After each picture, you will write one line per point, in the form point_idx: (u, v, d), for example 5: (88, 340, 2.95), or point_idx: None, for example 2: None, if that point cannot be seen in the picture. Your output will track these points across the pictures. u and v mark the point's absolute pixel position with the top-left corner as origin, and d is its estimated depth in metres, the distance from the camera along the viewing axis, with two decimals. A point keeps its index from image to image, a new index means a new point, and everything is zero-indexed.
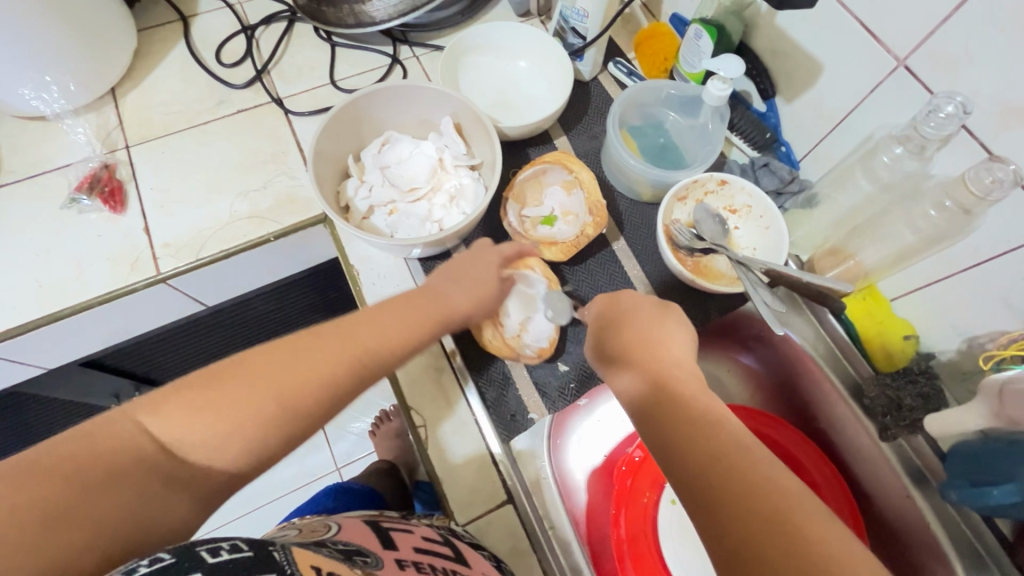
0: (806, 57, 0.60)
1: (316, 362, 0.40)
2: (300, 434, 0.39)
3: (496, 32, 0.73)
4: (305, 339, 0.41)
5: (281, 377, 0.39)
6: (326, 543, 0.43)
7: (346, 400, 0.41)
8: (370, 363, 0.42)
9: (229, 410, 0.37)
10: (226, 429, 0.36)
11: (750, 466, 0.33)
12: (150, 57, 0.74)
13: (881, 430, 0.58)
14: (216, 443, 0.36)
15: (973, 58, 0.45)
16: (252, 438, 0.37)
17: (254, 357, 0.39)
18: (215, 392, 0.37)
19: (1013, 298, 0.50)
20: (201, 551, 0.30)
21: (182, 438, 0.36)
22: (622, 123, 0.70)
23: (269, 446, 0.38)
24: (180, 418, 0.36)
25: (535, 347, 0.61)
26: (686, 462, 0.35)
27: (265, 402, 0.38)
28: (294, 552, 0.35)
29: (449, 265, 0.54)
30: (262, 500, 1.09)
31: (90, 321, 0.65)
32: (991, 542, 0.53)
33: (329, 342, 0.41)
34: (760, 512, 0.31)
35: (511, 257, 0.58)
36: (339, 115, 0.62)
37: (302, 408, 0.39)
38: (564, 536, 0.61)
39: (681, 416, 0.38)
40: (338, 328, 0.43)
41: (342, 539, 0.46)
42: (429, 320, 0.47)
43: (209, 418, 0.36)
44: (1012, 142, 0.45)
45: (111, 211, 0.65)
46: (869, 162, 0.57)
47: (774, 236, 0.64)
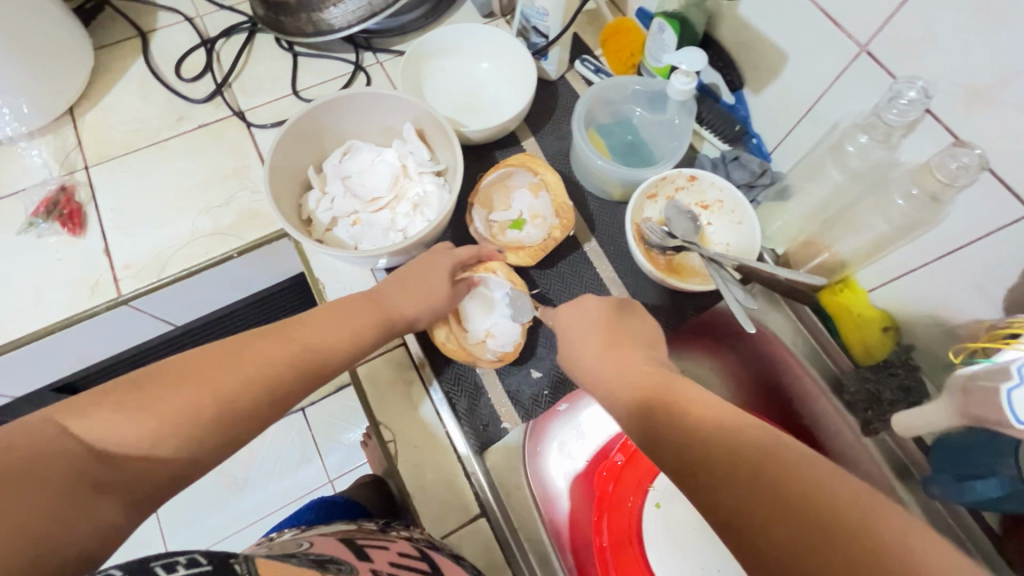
0: (770, 46, 0.58)
1: (258, 361, 0.42)
2: (237, 436, 0.40)
3: (457, 35, 0.72)
4: (246, 341, 0.43)
5: (223, 374, 0.40)
6: (296, 553, 0.41)
7: (282, 405, 0.43)
8: (312, 363, 0.45)
9: (170, 407, 0.37)
10: (167, 425, 0.37)
11: (765, 456, 0.31)
12: (108, 75, 0.73)
13: (864, 425, 0.58)
14: (153, 445, 0.36)
15: (934, 43, 0.44)
16: (191, 436, 0.38)
17: (197, 356, 0.41)
18: (158, 391, 0.38)
19: (988, 286, 0.48)
20: (155, 568, 0.28)
21: (114, 437, 0.35)
22: (590, 122, 0.69)
23: (206, 447, 0.39)
24: (118, 418, 0.36)
25: (497, 351, 0.60)
26: (698, 470, 0.32)
27: (202, 399, 0.39)
28: (258, 565, 0.33)
29: (400, 270, 0.56)
30: (252, 517, 1.05)
31: (53, 347, 0.64)
32: (980, 537, 0.52)
33: (271, 343, 0.44)
34: (764, 483, 0.30)
35: (465, 261, 0.59)
36: (297, 126, 0.60)
37: (242, 404, 0.40)
38: (543, 547, 0.60)
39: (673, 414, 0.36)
40: (278, 331, 0.45)
41: (315, 550, 0.44)
42: (372, 322, 0.51)
43: (146, 416, 0.37)
44: (979, 125, 0.44)
45: (70, 234, 0.64)
46: (838, 151, 0.55)
47: (746, 230, 0.62)
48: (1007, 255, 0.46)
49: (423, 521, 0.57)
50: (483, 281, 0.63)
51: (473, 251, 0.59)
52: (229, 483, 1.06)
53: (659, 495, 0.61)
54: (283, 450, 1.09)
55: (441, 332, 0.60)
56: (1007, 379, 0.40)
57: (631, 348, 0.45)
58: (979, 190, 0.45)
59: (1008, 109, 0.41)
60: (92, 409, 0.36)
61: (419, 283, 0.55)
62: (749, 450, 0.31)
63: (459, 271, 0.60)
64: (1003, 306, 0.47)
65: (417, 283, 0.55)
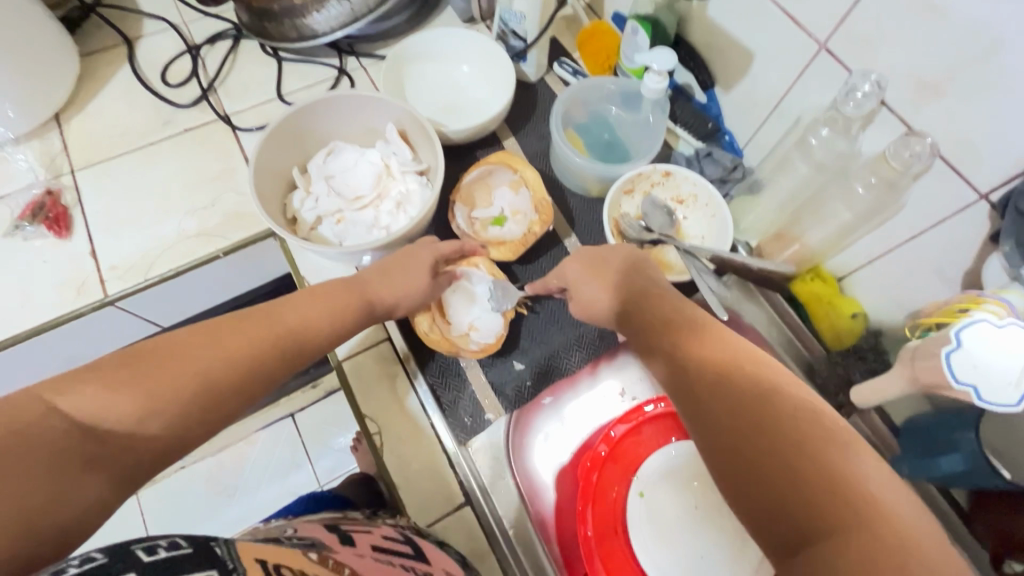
0: (737, 46, 0.60)
1: (246, 340, 0.43)
2: (223, 415, 0.42)
3: (438, 39, 0.74)
4: (231, 324, 0.44)
5: (212, 353, 0.41)
6: (280, 538, 0.42)
7: (266, 386, 0.45)
8: (299, 341, 0.47)
9: (157, 386, 0.38)
10: (154, 404, 0.38)
11: (785, 417, 0.33)
12: (94, 81, 0.74)
13: (837, 409, 0.60)
14: (141, 423, 0.37)
15: (885, 38, 0.46)
16: (177, 415, 0.39)
17: (183, 336, 0.42)
18: (145, 370, 0.39)
19: (946, 270, 0.50)
20: (136, 550, 0.29)
21: (102, 414, 0.36)
22: (568, 121, 0.71)
23: (192, 425, 0.39)
24: (104, 398, 0.37)
25: (480, 342, 0.61)
26: (720, 417, 0.35)
27: (188, 379, 0.40)
28: (239, 548, 0.34)
29: (381, 262, 0.57)
30: (241, 523, 1.05)
31: (39, 349, 0.64)
32: (950, 514, 0.55)
33: (256, 326, 0.45)
34: (769, 430, 0.33)
35: (447, 254, 0.60)
36: (280, 127, 0.62)
37: (227, 385, 0.41)
38: (529, 537, 0.60)
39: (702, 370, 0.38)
40: (263, 315, 0.46)
41: (299, 534, 0.45)
42: (355, 307, 0.52)
43: (133, 394, 0.37)
44: (929, 115, 0.46)
45: (56, 236, 0.65)
46: (803, 145, 0.57)
47: (719, 223, 0.65)
48: (961, 238, 0.48)
49: (409, 509, 0.58)
50: (466, 275, 0.64)
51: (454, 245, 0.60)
52: (218, 488, 1.06)
53: (642, 483, 0.62)
54: (274, 455, 1.09)
55: (423, 322, 0.61)
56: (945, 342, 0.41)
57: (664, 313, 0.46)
58: (932, 178, 0.48)
59: (953, 99, 0.44)
60: (76, 387, 0.36)
61: (402, 271, 0.56)
62: (771, 411, 0.33)
63: (441, 266, 0.61)
64: (960, 289, 0.50)
65: (399, 271, 0.56)
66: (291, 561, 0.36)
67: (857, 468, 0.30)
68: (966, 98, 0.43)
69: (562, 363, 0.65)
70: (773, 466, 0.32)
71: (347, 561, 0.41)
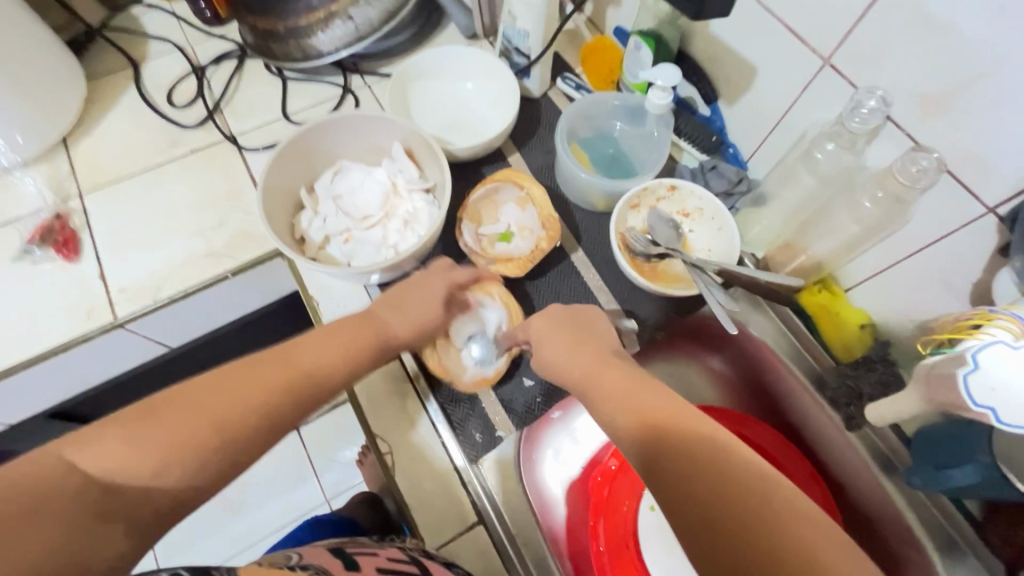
0: (739, 61, 0.61)
1: (259, 386, 0.44)
2: (241, 460, 0.42)
3: (442, 57, 0.74)
4: (244, 372, 0.44)
5: (226, 403, 0.42)
6: (289, 563, 0.42)
7: (282, 428, 0.45)
8: (312, 385, 0.47)
9: (172, 436, 0.39)
10: (171, 455, 0.38)
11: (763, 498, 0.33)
12: (101, 103, 0.75)
13: (848, 420, 0.60)
14: (158, 475, 0.38)
15: (889, 56, 0.47)
16: (192, 464, 0.39)
17: (198, 385, 0.42)
18: (159, 422, 0.39)
19: (955, 282, 0.50)
20: None
21: (118, 468, 0.37)
22: (573, 137, 0.72)
23: (209, 473, 0.40)
24: (123, 450, 0.37)
25: (476, 372, 0.62)
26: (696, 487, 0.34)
27: (203, 429, 0.40)
28: None
29: (394, 290, 0.58)
30: (248, 540, 1.04)
31: (48, 372, 0.64)
32: (963, 525, 0.55)
33: (270, 372, 0.45)
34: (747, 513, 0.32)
35: (460, 283, 0.60)
36: (288, 148, 0.62)
37: (241, 433, 0.42)
38: (541, 553, 0.60)
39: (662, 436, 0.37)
40: (275, 360, 0.47)
41: (305, 560, 0.44)
42: (368, 345, 0.52)
43: (149, 447, 0.38)
44: (934, 130, 0.47)
45: (65, 260, 0.65)
46: (809, 158, 0.58)
47: (727, 236, 0.65)
48: (969, 251, 0.48)
49: (421, 531, 0.58)
50: (479, 303, 0.64)
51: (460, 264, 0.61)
52: (224, 506, 1.06)
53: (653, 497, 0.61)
54: (278, 471, 1.08)
55: (427, 350, 0.62)
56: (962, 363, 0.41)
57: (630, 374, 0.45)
58: (938, 192, 0.48)
59: (959, 115, 0.44)
60: (93, 441, 0.37)
61: (416, 306, 0.57)
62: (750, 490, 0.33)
63: (455, 293, 0.61)
64: (970, 300, 0.50)
65: (408, 302, 0.57)
66: None
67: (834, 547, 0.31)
68: (972, 115, 0.44)
69: None
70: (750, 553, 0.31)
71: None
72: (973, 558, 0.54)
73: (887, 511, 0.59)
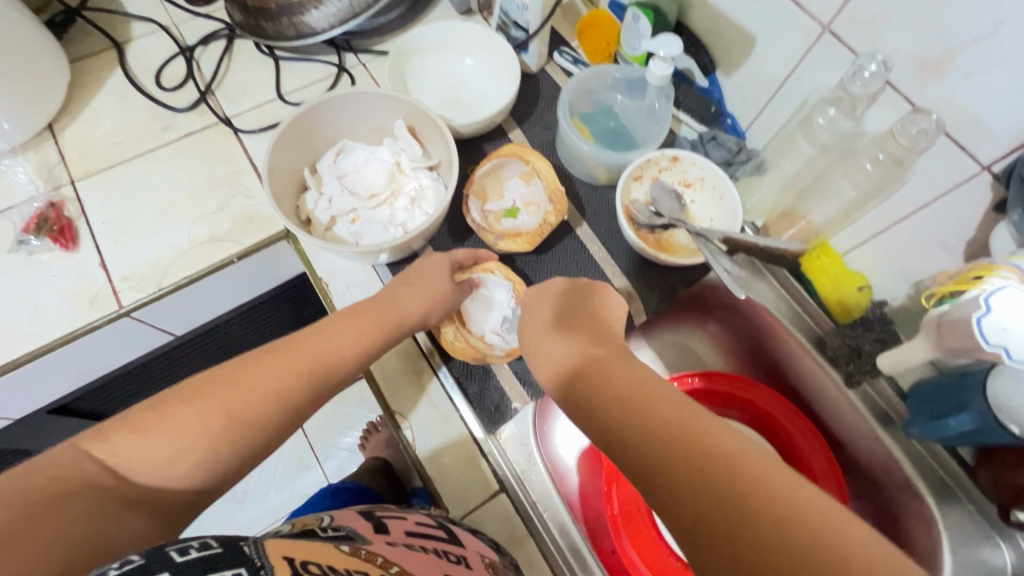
0: (739, 30, 0.62)
1: (269, 372, 0.44)
2: (256, 447, 0.42)
3: (438, 33, 0.73)
4: (254, 359, 0.44)
5: (236, 390, 0.42)
6: (315, 530, 0.42)
7: (297, 415, 0.45)
8: (323, 370, 0.47)
9: (185, 426, 0.39)
10: (184, 441, 0.39)
11: (693, 435, 0.32)
12: (86, 88, 0.72)
13: (847, 378, 0.64)
14: (171, 461, 0.38)
15: (889, 21, 0.48)
16: (205, 451, 0.39)
17: (210, 375, 0.43)
18: (173, 411, 0.39)
19: (950, 241, 0.53)
20: (169, 551, 0.29)
21: (134, 460, 0.37)
22: (573, 111, 0.72)
23: (224, 460, 0.40)
24: (136, 441, 0.38)
25: (505, 347, 0.62)
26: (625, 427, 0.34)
27: (214, 416, 0.40)
28: (266, 545, 0.34)
29: (404, 274, 0.59)
30: (257, 527, 1.05)
31: (53, 365, 0.63)
32: (958, 474, 0.58)
33: (284, 357, 0.45)
34: (668, 447, 0.31)
35: (461, 262, 0.62)
36: (290, 129, 0.61)
37: (253, 419, 0.42)
38: (560, 518, 0.62)
39: (616, 394, 0.36)
40: (287, 346, 0.46)
41: (335, 524, 0.46)
42: (380, 327, 0.52)
43: (162, 438, 0.38)
44: (933, 92, 0.48)
45: (62, 249, 0.63)
46: (808, 125, 0.59)
47: (728, 206, 0.66)
48: (965, 210, 0.50)
49: (445, 501, 0.59)
50: (484, 284, 0.65)
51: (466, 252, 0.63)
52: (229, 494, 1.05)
53: None
54: (281, 458, 1.08)
55: (448, 331, 0.63)
56: (975, 308, 0.43)
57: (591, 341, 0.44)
58: (935, 153, 0.50)
59: (956, 77, 0.46)
60: (111, 435, 0.38)
61: (424, 286, 0.57)
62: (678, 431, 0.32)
63: (455, 273, 0.63)
64: (964, 257, 0.52)
65: (416, 281, 0.57)
66: (330, 558, 0.36)
67: (758, 492, 0.28)
68: (969, 77, 0.45)
69: None
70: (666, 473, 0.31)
71: (380, 550, 0.42)
72: (967, 503, 0.58)
73: (884, 459, 0.63)
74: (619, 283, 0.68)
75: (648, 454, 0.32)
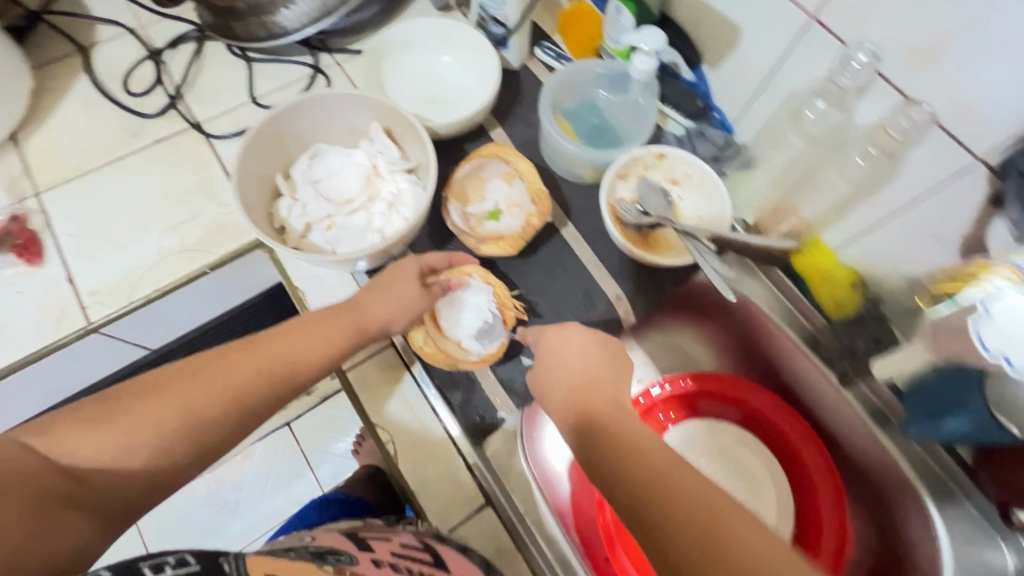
0: (724, 22, 0.59)
1: (227, 375, 0.42)
2: (210, 448, 0.40)
3: (415, 30, 0.71)
4: (210, 358, 0.43)
5: (193, 389, 0.40)
6: (295, 547, 0.41)
7: (252, 421, 0.43)
8: (283, 375, 0.45)
9: (136, 424, 0.37)
10: (132, 441, 0.37)
11: (676, 482, 0.35)
12: (51, 95, 0.70)
13: (842, 377, 0.62)
14: (119, 459, 0.36)
15: (879, 8, 0.46)
16: (155, 450, 0.38)
17: (175, 369, 0.41)
18: (124, 409, 0.38)
19: (945, 236, 0.51)
20: (142, 567, 0.27)
21: (84, 452, 0.36)
22: (556, 108, 0.70)
23: (176, 461, 0.39)
24: (83, 437, 0.36)
25: (478, 352, 0.61)
26: (617, 470, 0.37)
27: (168, 415, 0.39)
28: (248, 560, 0.32)
29: (375, 278, 0.56)
30: (247, 538, 1.02)
31: (22, 382, 0.61)
32: (956, 472, 0.56)
33: (242, 357, 0.44)
34: (653, 491, 0.35)
35: (432, 265, 0.59)
36: (260, 134, 0.59)
37: (207, 422, 0.40)
38: (548, 528, 0.60)
39: (616, 447, 0.39)
40: (247, 346, 0.45)
41: (316, 543, 0.44)
42: (345, 331, 0.50)
43: (115, 432, 0.37)
44: (925, 82, 0.46)
45: (27, 264, 0.61)
46: (797, 118, 0.57)
47: (717, 202, 0.64)
48: (959, 204, 0.48)
49: (429, 515, 0.57)
50: (461, 285, 0.62)
51: (439, 257, 0.60)
52: (218, 506, 1.03)
53: None
54: (271, 468, 1.06)
55: (418, 336, 0.61)
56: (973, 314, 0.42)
57: (594, 384, 0.45)
58: (929, 146, 0.48)
59: (948, 66, 0.44)
60: (57, 427, 0.36)
61: (390, 289, 0.55)
62: (662, 476, 0.36)
63: (428, 275, 0.60)
64: (960, 252, 0.50)
65: (389, 287, 0.55)
66: None
67: (731, 535, 0.32)
68: (961, 65, 0.43)
69: None
70: (651, 516, 0.34)
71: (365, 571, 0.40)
72: (966, 503, 0.56)
73: (882, 461, 0.61)
74: (606, 285, 0.66)
75: (636, 498, 0.35)
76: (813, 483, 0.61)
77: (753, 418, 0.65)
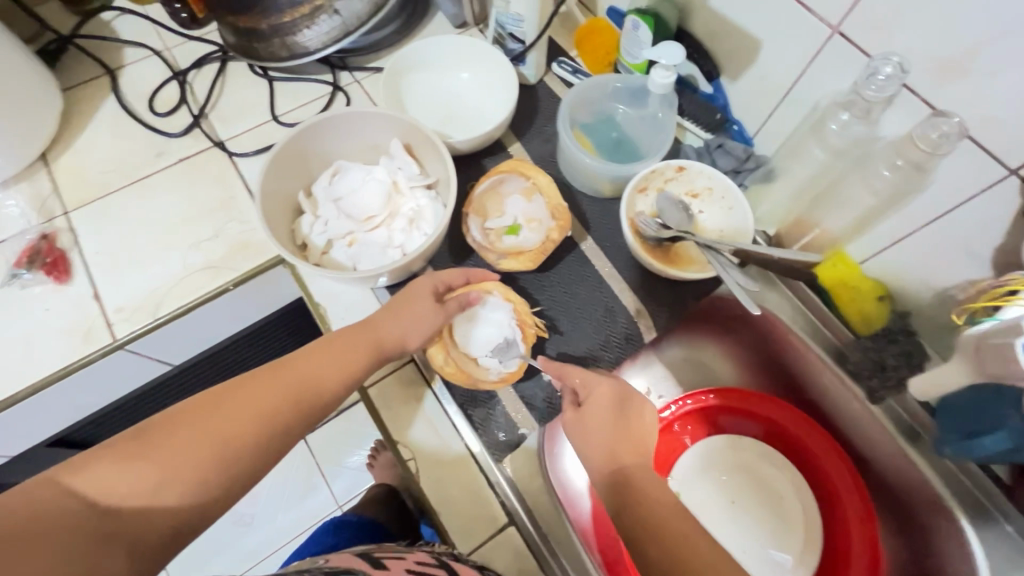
0: (744, 35, 0.59)
1: (257, 401, 0.43)
2: (242, 476, 0.40)
3: (434, 48, 0.72)
4: (237, 385, 0.43)
5: (224, 417, 0.41)
6: (311, 569, 0.41)
7: (282, 444, 0.44)
8: (309, 397, 0.46)
9: (171, 454, 0.38)
10: (170, 472, 0.37)
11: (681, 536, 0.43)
12: (79, 116, 0.71)
13: (870, 393, 0.61)
14: (157, 492, 0.36)
15: (904, 21, 0.45)
16: (193, 479, 0.38)
17: (204, 399, 0.42)
18: (160, 440, 0.38)
19: (977, 249, 0.50)
20: None
21: (120, 486, 0.35)
22: (574, 122, 0.70)
23: (213, 488, 0.39)
24: (120, 472, 0.36)
25: (500, 372, 0.60)
26: (636, 523, 0.45)
27: (203, 444, 0.39)
28: None
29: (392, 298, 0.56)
30: (264, 552, 1.02)
31: (48, 400, 0.62)
32: (991, 489, 0.55)
33: (269, 382, 0.44)
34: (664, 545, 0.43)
35: (449, 282, 0.58)
36: (282, 153, 0.60)
37: (241, 447, 0.41)
38: (571, 544, 0.58)
39: (638, 502, 0.46)
40: (273, 371, 0.46)
41: (331, 564, 0.44)
42: (364, 350, 0.51)
43: (151, 464, 0.37)
44: (954, 95, 0.45)
45: (56, 282, 0.62)
46: (820, 130, 0.57)
47: (739, 215, 0.64)
48: (992, 217, 0.47)
49: (451, 536, 0.57)
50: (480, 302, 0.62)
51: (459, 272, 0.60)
52: (235, 520, 1.03)
53: (677, 483, 0.64)
54: (287, 482, 1.06)
55: (438, 356, 0.59)
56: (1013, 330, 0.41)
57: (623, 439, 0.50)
58: (960, 158, 0.47)
59: (977, 78, 0.43)
60: (92, 464, 0.35)
61: (408, 308, 0.55)
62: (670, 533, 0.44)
63: (445, 292, 0.59)
64: (992, 266, 0.49)
65: (407, 307, 0.55)
66: None
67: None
68: (992, 78, 0.43)
69: (601, 359, 0.63)
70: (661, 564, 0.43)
71: None
72: (1004, 520, 0.55)
73: (915, 479, 0.59)
74: (626, 299, 0.66)
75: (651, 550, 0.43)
76: (843, 505, 0.60)
77: (778, 435, 0.64)
